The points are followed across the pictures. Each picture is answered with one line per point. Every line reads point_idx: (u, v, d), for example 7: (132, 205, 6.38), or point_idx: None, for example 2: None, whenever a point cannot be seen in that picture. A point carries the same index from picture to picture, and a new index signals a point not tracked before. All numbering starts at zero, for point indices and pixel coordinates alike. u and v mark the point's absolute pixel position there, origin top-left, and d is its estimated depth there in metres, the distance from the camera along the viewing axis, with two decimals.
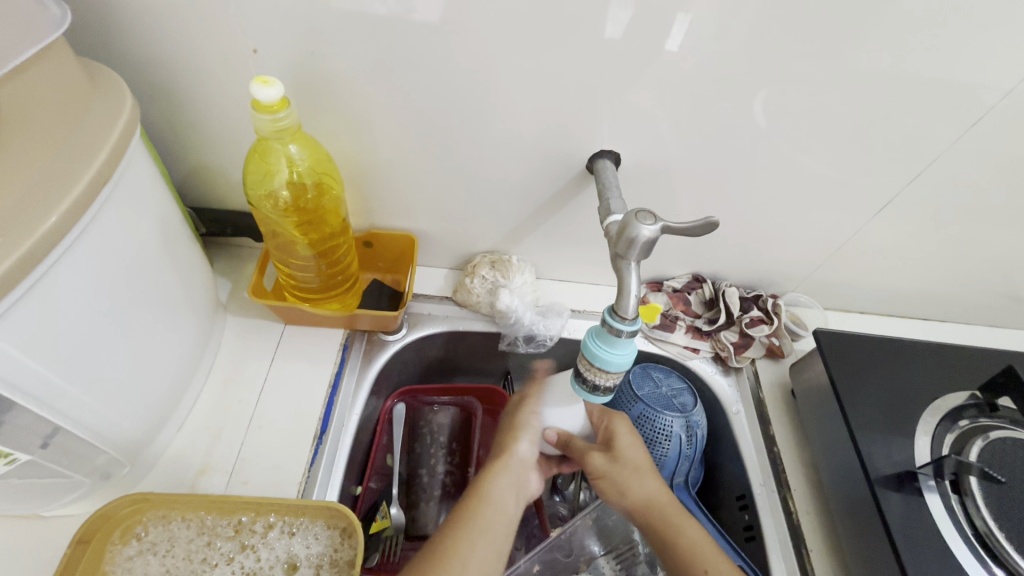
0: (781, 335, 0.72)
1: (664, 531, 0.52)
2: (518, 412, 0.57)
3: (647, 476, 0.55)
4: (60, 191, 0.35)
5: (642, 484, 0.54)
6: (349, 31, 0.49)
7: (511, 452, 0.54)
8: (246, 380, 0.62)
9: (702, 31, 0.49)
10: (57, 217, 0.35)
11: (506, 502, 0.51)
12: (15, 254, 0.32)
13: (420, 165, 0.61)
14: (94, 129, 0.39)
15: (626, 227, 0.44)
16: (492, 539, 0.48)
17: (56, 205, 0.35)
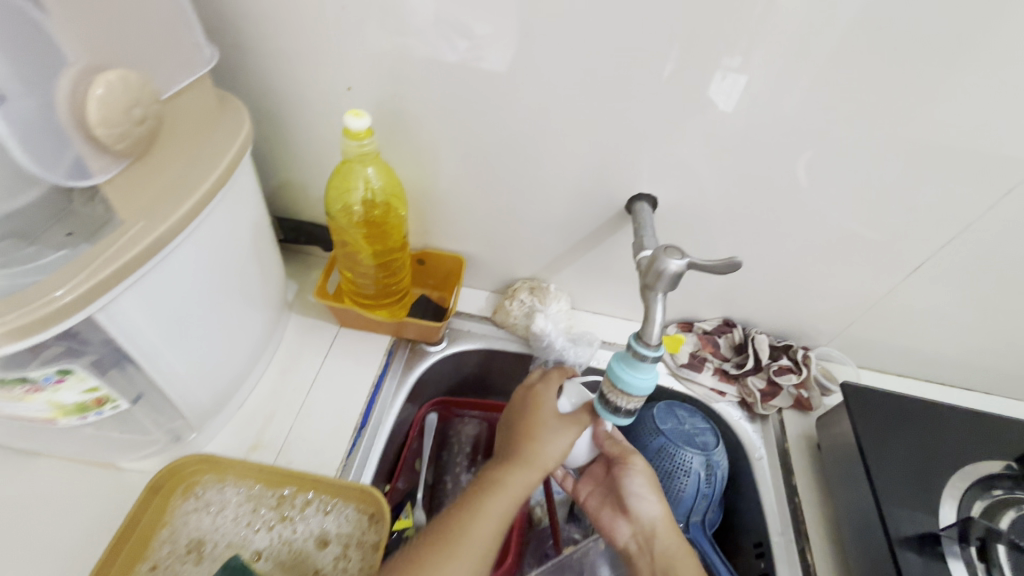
0: (809, 388, 0.73)
1: None
2: (547, 416, 0.58)
3: (682, 561, 0.56)
4: (187, 191, 0.44)
5: (647, 505, 0.59)
6: (426, 75, 0.57)
7: (536, 456, 0.55)
8: (301, 371, 0.69)
9: (735, 92, 0.54)
10: (182, 212, 0.43)
11: (521, 501, 0.53)
12: (149, 237, 0.41)
13: (473, 195, 0.68)
14: (219, 143, 0.48)
15: (655, 261, 0.49)
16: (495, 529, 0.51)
17: (183, 201, 0.43)
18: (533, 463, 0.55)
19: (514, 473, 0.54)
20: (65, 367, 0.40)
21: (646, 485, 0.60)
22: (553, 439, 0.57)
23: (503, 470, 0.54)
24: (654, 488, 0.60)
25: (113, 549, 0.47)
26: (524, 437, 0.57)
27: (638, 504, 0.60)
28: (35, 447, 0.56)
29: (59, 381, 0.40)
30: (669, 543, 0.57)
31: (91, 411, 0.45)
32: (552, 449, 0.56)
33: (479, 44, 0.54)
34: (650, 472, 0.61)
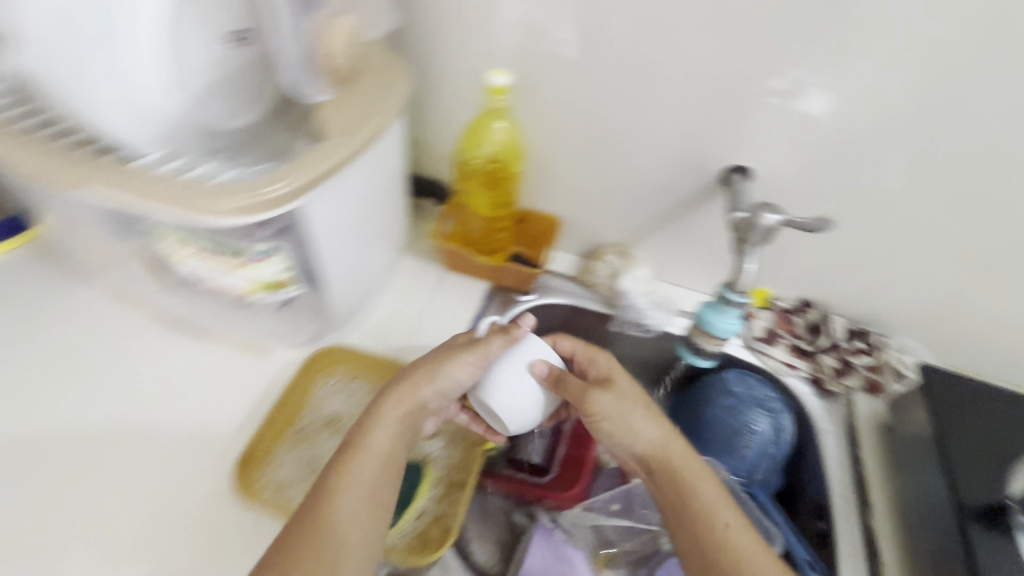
0: (882, 373, 0.76)
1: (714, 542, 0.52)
2: (416, 374, 0.56)
3: (705, 488, 0.54)
4: (352, 133, 0.52)
5: (638, 427, 0.56)
6: (553, 47, 0.65)
7: (382, 414, 0.54)
8: (409, 303, 0.78)
9: (839, 73, 0.58)
10: (343, 152, 0.51)
11: (385, 458, 0.53)
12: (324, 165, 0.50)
13: (575, 160, 0.75)
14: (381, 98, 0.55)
15: (753, 217, 0.55)
16: (362, 493, 0.51)
17: (347, 142, 0.52)
18: (391, 414, 0.55)
19: (372, 429, 0.54)
20: (274, 246, 0.53)
21: (653, 420, 0.56)
22: (431, 383, 0.56)
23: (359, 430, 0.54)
24: (654, 420, 0.56)
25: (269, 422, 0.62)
26: (388, 395, 0.55)
27: (629, 429, 0.56)
28: (211, 328, 0.69)
29: (268, 258, 0.54)
30: (679, 470, 0.55)
31: (278, 290, 0.58)
32: (451, 381, 0.56)
33: (604, 21, 0.61)
34: (636, 392, 0.58)
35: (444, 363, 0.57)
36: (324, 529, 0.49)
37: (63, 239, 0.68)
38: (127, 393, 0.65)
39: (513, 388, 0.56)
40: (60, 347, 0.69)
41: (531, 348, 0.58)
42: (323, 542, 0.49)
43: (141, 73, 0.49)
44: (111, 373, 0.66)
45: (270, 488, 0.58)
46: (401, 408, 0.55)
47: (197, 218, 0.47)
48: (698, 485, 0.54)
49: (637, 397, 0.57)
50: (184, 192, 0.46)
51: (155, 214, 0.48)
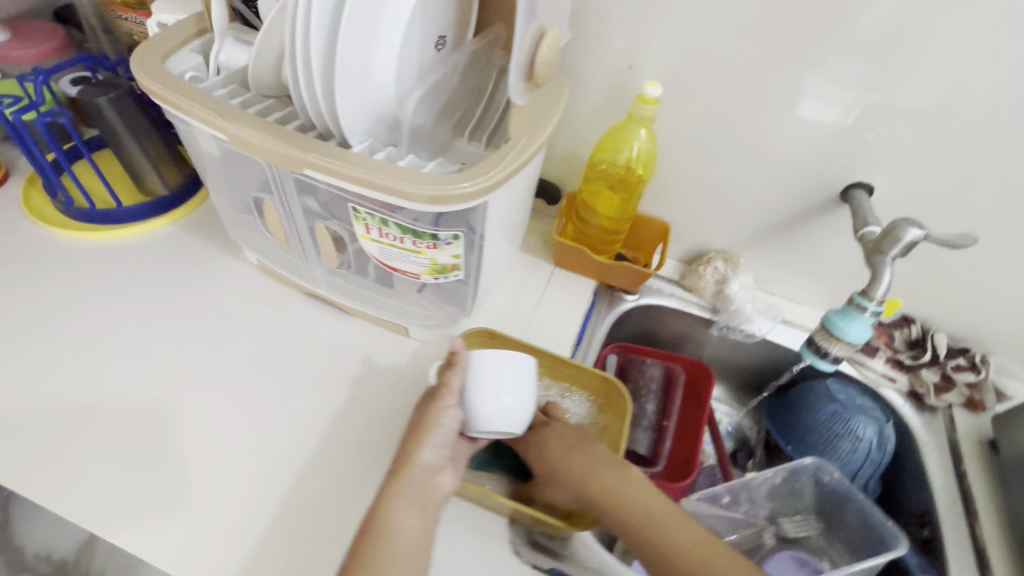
0: (983, 390, 0.78)
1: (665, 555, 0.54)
2: (425, 417, 0.58)
3: (630, 485, 0.57)
4: (537, 134, 0.55)
5: (571, 457, 0.59)
6: (696, 64, 0.69)
7: (414, 460, 0.55)
8: (526, 294, 0.83)
9: (980, 100, 0.61)
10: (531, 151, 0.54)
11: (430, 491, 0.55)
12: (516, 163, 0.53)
13: (696, 170, 0.79)
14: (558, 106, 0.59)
15: (897, 229, 0.59)
16: (418, 546, 0.52)
17: (533, 141, 0.55)
18: (412, 467, 0.55)
19: (398, 485, 0.54)
20: (456, 234, 0.55)
21: (595, 450, 0.59)
22: (434, 437, 0.57)
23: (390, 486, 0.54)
24: (600, 455, 0.59)
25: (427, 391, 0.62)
26: (411, 444, 0.56)
27: (557, 454, 0.60)
28: (353, 308, 0.74)
29: (450, 243, 0.56)
30: (606, 484, 0.56)
31: (444, 274, 0.60)
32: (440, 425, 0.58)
33: (751, 42, 0.65)
34: (563, 418, 0.62)
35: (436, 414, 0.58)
36: (380, 531, 0.52)
37: (225, 216, 0.73)
38: (284, 360, 0.71)
39: (495, 389, 0.58)
40: (217, 314, 0.75)
41: (480, 363, 0.59)
42: (380, 538, 0.51)
43: (370, 67, 0.50)
44: (268, 340, 0.73)
45: None
46: (436, 426, 0.58)
47: (395, 199, 0.52)
48: (634, 503, 0.56)
49: (567, 431, 0.61)
50: (386, 173, 0.51)
51: (355, 191, 0.53)
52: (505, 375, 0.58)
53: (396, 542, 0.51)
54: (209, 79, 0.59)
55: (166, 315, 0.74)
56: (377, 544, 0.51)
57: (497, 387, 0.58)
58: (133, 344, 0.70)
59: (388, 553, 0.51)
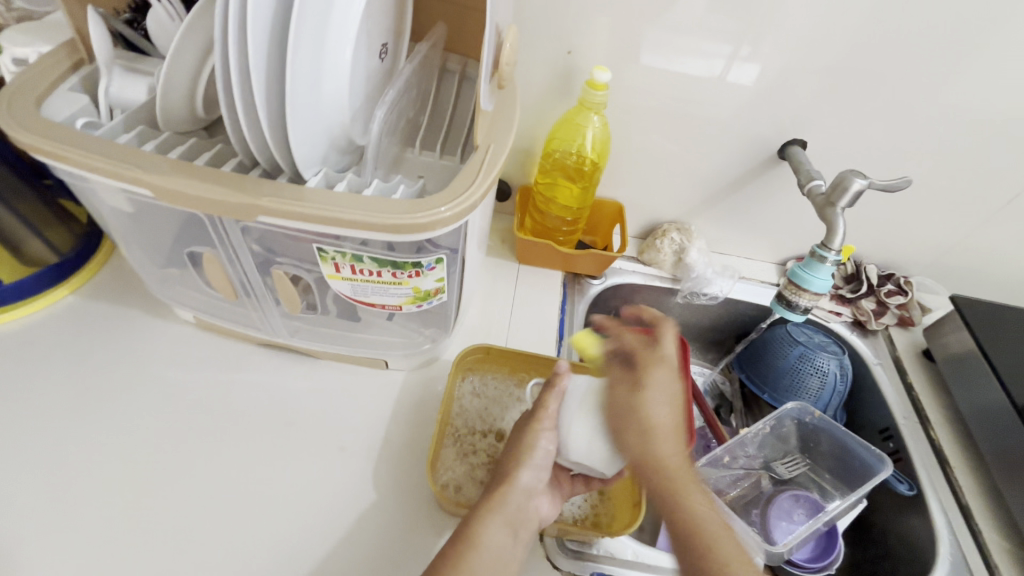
0: (912, 308, 0.88)
1: (671, 497, 0.47)
2: (526, 437, 0.56)
3: (671, 436, 0.50)
4: (506, 133, 0.53)
5: (652, 406, 0.51)
6: (635, 42, 0.69)
7: (513, 482, 0.52)
8: (499, 299, 0.80)
9: (889, 52, 0.67)
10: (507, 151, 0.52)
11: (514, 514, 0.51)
12: (496, 167, 0.50)
13: (643, 147, 0.80)
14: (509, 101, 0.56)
15: (843, 181, 0.63)
16: (495, 573, 0.48)
17: (506, 141, 0.52)
18: (508, 487, 0.52)
19: (490, 513, 0.50)
20: (439, 257, 0.51)
21: (668, 435, 0.50)
22: (535, 466, 0.54)
23: (481, 513, 0.50)
24: (674, 440, 0.50)
25: (438, 428, 0.58)
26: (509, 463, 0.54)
27: (641, 399, 0.52)
28: (321, 350, 0.67)
29: (434, 267, 0.52)
30: (684, 480, 0.48)
31: (427, 300, 0.56)
32: (539, 451, 0.55)
33: (686, 17, 0.66)
34: (665, 373, 0.53)
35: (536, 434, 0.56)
36: (471, 542, 0.48)
37: (146, 276, 0.62)
38: (253, 420, 0.63)
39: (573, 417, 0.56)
40: (158, 386, 0.64)
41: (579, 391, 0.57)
42: (473, 552, 0.47)
43: (324, 87, 0.43)
44: (228, 403, 0.64)
45: (449, 491, 0.57)
46: (536, 448, 0.55)
47: (364, 231, 0.46)
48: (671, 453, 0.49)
49: (664, 382, 0.53)
50: (351, 205, 0.46)
51: (314, 227, 0.47)
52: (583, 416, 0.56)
53: (481, 559, 0.47)
54: (105, 124, 0.50)
55: (92, 399, 0.62)
56: (465, 560, 0.47)
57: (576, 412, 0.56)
58: (57, 443, 0.58)
59: (473, 569, 0.46)
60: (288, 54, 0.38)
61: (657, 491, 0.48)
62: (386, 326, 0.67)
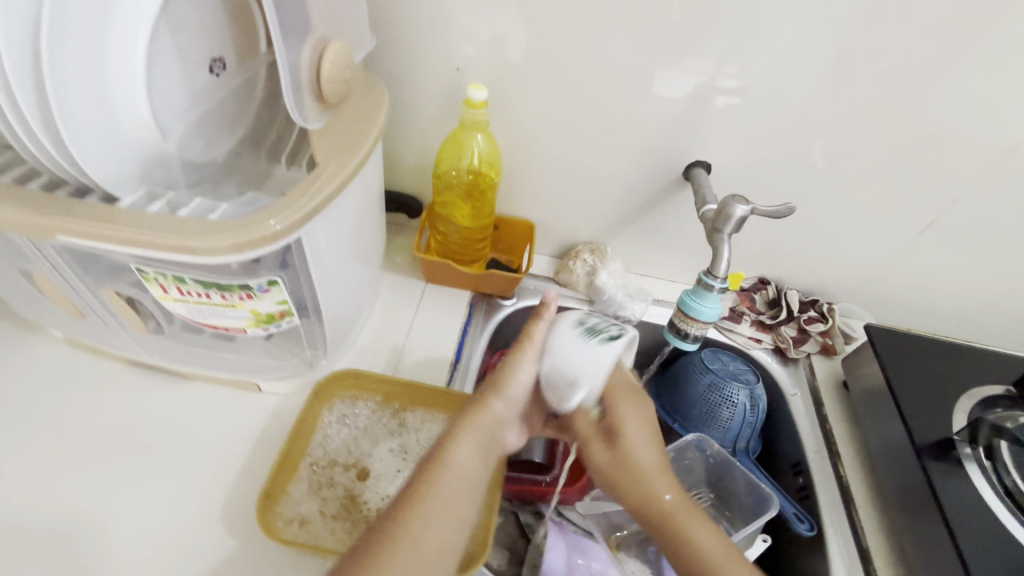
0: (834, 335, 0.84)
1: (677, 535, 0.56)
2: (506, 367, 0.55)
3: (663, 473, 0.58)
4: (351, 152, 0.52)
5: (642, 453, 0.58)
6: (526, 59, 0.67)
7: (487, 410, 0.54)
8: (398, 319, 0.78)
9: (782, 75, 0.65)
10: (348, 171, 0.51)
11: (468, 474, 0.51)
12: (332, 184, 0.50)
13: (549, 165, 0.78)
14: (364, 118, 0.55)
15: (726, 207, 0.60)
16: (452, 514, 0.49)
17: (349, 160, 0.52)
18: (482, 417, 0.53)
19: (459, 444, 0.52)
20: (272, 279, 0.49)
21: (655, 476, 0.57)
22: (514, 391, 0.55)
23: (450, 443, 0.52)
24: (666, 483, 0.58)
25: (281, 458, 0.57)
26: (482, 391, 0.55)
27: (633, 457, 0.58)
28: (198, 371, 0.64)
29: (267, 289, 0.49)
30: (679, 513, 0.57)
31: (274, 323, 0.54)
32: (518, 385, 0.54)
33: (574, 35, 0.65)
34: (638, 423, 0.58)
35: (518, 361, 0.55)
36: (440, 464, 0.50)
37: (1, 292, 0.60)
38: (110, 445, 0.60)
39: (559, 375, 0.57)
40: (15, 408, 0.62)
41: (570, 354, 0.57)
42: (440, 471, 0.50)
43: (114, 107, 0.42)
44: (86, 426, 0.61)
45: (292, 526, 0.54)
46: (515, 382, 0.54)
47: (181, 255, 0.44)
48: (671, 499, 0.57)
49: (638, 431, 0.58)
50: (168, 229, 0.44)
51: (131, 252, 0.45)
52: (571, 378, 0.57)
53: (449, 483, 0.50)
54: None
55: None
56: (431, 477, 0.50)
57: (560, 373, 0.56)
58: None
59: (440, 485, 0.49)
60: (44, 76, 0.36)
61: (671, 530, 0.56)
62: (260, 346, 0.64)
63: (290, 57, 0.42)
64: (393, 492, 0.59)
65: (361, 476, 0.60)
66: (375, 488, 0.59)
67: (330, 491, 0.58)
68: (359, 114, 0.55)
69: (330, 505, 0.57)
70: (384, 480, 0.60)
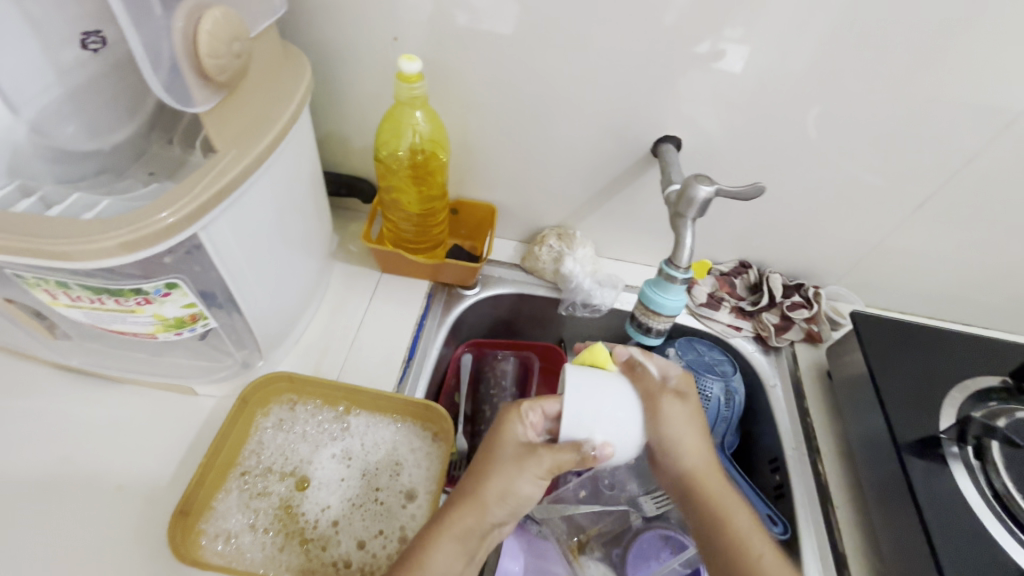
0: (820, 322, 0.78)
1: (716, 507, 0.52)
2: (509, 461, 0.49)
3: (702, 443, 0.54)
4: (261, 136, 0.47)
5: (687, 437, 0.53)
6: (471, 23, 0.60)
7: (481, 503, 0.49)
8: (349, 312, 0.73)
9: (755, 36, 0.58)
10: (253, 158, 0.46)
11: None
12: (235, 170, 0.45)
13: (507, 143, 0.72)
14: (278, 98, 0.50)
15: (688, 189, 0.54)
16: None
17: (258, 144, 0.47)
18: (474, 503, 0.49)
19: (444, 541, 0.48)
20: (172, 282, 0.45)
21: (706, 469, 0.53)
22: (507, 487, 0.49)
23: (432, 536, 0.48)
24: (700, 438, 0.54)
25: (204, 469, 0.52)
26: (475, 478, 0.50)
27: (683, 441, 0.53)
28: (120, 375, 0.60)
29: (166, 294, 0.45)
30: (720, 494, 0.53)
31: (186, 327, 0.50)
32: (521, 497, 0.49)
33: None
34: (690, 408, 0.53)
35: (523, 468, 0.49)
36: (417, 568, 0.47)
37: None
38: (27, 453, 0.57)
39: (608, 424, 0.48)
40: None
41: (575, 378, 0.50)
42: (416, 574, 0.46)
43: None
44: (5, 432, 0.58)
45: (218, 543, 0.52)
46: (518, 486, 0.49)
47: (60, 262, 0.39)
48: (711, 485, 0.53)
49: (694, 409, 0.54)
50: (37, 231, 0.39)
51: (7, 259, 0.40)
52: (621, 404, 0.49)
53: None
54: None
55: None
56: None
57: (610, 421, 0.49)
58: None
59: None
60: None
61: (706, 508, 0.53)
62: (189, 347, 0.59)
63: (148, 34, 0.38)
64: (333, 501, 0.55)
65: (298, 485, 0.56)
66: (315, 497, 0.55)
67: (262, 502, 0.54)
68: (275, 94, 0.50)
69: (260, 517, 0.53)
70: (324, 489, 0.56)
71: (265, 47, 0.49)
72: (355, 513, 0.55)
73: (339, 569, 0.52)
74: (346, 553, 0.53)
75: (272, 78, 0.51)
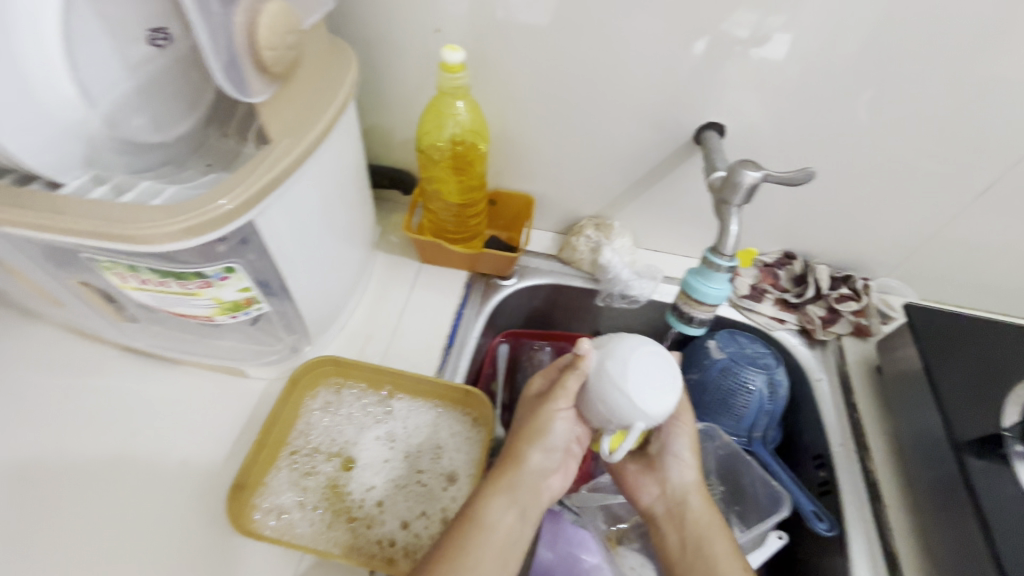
0: (870, 315, 0.75)
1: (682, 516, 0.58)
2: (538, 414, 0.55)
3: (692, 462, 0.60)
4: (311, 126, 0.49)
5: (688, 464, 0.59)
6: (511, 14, 0.61)
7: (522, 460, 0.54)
8: (390, 300, 0.75)
9: (806, 18, 0.56)
10: (304, 147, 0.48)
11: (502, 534, 0.50)
12: (288, 160, 0.47)
13: (546, 133, 0.72)
14: (327, 89, 0.52)
15: (733, 174, 0.53)
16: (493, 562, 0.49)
17: (309, 133, 0.49)
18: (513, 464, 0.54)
19: (493, 500, 0.51)
20: (229, 266, 0.47)
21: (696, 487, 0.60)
22: (542, 442, 0.54)
23: (480, 498, 0.51)
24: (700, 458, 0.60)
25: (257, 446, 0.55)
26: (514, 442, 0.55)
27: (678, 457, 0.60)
28: (181, 357, 0.64)
29: (225, 278, 0.47)
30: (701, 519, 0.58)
31: (241, 310, 0.53)
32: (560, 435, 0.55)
33: None
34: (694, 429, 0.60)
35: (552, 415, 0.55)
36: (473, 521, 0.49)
37: None
38: (96, 429, 0.61)
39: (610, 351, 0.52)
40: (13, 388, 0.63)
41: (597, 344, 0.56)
42: (473, 527, 0.49)
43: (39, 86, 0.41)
44: (78, 408, 0.62)
45: (271, 517, 0.54)
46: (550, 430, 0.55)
47: (130, 246, 0.42)
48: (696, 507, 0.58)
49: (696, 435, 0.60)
50: (109, 216, 0.41)
51: (83, 243, 0.43)
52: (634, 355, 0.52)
53: (488, 537, 0.49)
54: None
55: None
56: (465, 534, 0.49)
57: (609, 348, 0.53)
58: None
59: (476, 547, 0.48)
60: None
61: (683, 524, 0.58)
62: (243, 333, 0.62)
63: (211, 29, 0.39)
64: (377, 482, 0.57)
65: (344, 465, 0.58)
66: (360, 477, 0.57)
67: (311, 480, 0.56)
68: (323, 85, 0.52)
69: (310, 493, 0.56)
70: (368, 469, 0.58)
71: (314, 40, 0.50)
72: (398, 493, 0.56)
73: (384, 546, 0.53)
74: (390, 531, 0.54)
75: (320, 70, 0.52)
